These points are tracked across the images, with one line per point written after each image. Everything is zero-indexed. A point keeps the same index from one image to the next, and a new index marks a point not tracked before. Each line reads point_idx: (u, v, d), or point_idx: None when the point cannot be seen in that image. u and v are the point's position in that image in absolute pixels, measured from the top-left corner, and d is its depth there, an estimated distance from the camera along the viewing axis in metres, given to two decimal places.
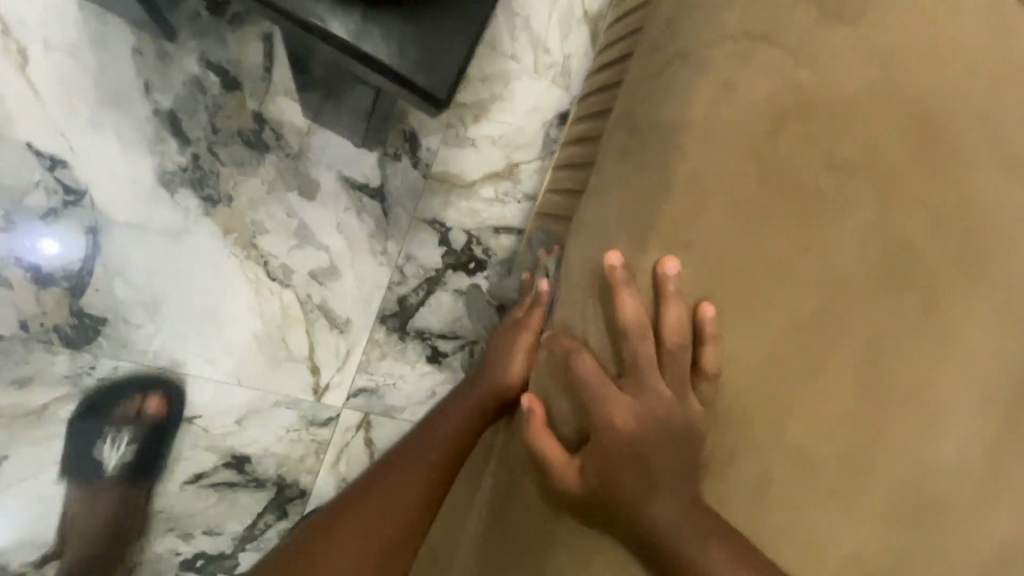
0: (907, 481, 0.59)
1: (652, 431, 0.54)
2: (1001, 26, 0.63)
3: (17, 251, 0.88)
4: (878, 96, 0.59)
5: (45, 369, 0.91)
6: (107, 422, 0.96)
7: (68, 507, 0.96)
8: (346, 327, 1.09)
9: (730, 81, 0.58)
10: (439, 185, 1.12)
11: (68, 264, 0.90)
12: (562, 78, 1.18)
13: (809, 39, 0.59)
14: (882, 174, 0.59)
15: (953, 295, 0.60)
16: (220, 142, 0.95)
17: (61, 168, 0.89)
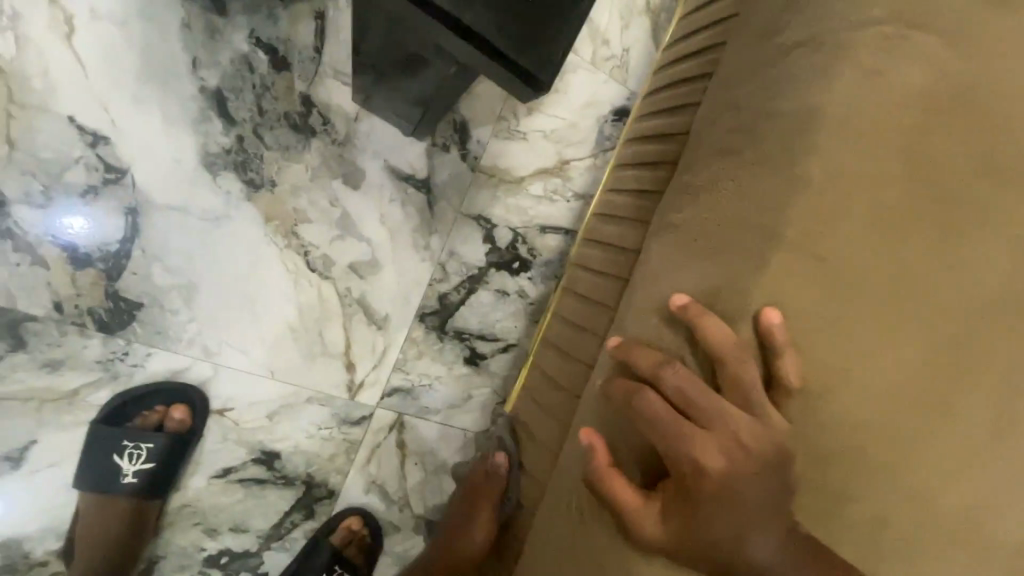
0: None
1: (743, 461, 0.46)
2: None
3: (54, 227, 0.83)
4: (1012, 100, 0.53)
5: (78, 353, 0.87)
6: (128, 432, 0.90)
7: (79, 523, 0.89)
8: (384, 324, 1.04)
9: (849, 75, 0.52)
10: (487, 179, 1.06)
11: (105, 245, 0.86)
12: (620, 72, 1.12)
13: (941, 31, 0.52)
14: (1012, 188, 0.53)
15: None
16: (265, 125, 0.91)
17: (103, 144, 0.85)
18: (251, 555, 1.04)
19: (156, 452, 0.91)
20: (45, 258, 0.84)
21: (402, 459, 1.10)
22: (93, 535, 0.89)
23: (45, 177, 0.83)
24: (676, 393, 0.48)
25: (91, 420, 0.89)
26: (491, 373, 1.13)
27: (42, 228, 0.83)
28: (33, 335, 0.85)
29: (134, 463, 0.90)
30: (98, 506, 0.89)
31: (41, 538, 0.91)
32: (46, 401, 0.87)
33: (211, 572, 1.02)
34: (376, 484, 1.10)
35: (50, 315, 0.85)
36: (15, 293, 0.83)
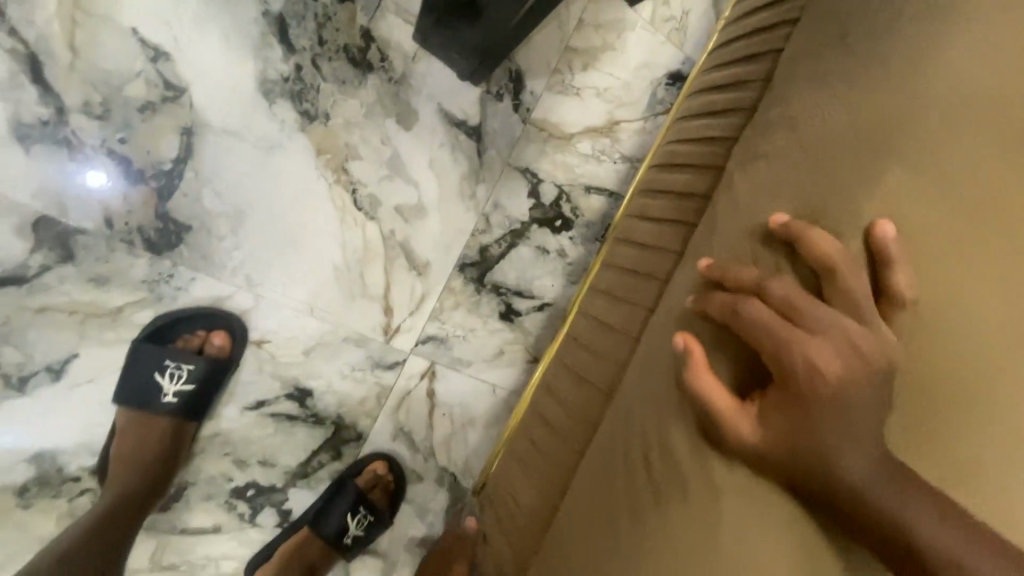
0: None
1: (856, 373, 0.45)
2: None
3: (68, 183, 0.83)
4: None
5: (125, 271, 0.87)
6: (170, 352, 0.91)
7: (115, 442, 0.90)
8: (424, 271, 1.04)
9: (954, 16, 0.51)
10: (538, 132, 1.05)
11: (120, 194, 0.85)
12: (678, 34, 1.10)
13: None
14: None
15: None
16: (324, 55, 0.90)
17: (163, 60, 0.84)
18: (277, 490, 1.05)
19: (197, 374, 0.92)
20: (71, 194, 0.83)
21: (432, 409, 1.11)
22: (127, 449, 0.89)
23: (105, 89, 0.82)
24: (782, 303, 0.47)
25: (133, 339, 0.90)
26: (525, 330, 1.13)
27: (55, 186, 0.82)
28: (82, 248, 0.85)
29: (175, 382, 0.92)
30: (136, 424, 0.90)
31: (78, 452, 0.92)
32: (90, 316, 0.87)
33: (237, 504, 1.03)
34: (403, 431, 1.10)
35: (100, 229, 0.85)
36: (68, 204, 0.83)
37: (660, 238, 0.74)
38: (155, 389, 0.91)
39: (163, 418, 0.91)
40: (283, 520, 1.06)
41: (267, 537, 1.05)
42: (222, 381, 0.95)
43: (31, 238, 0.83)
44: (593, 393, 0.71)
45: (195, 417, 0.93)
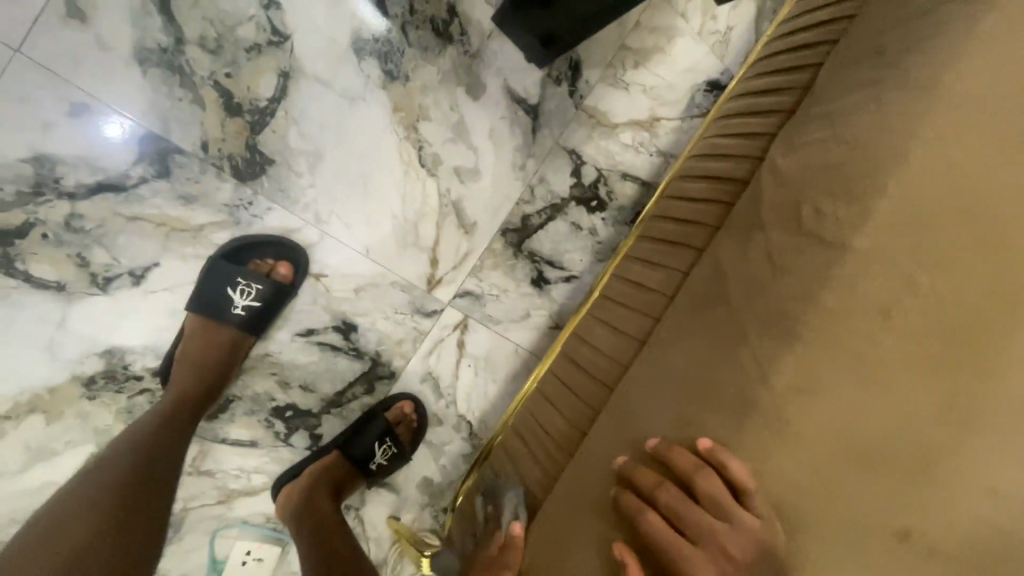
0: None
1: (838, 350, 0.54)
2: None
3: (103, 143, 0.91)
4: None
5: (211, 193, 0.97)
6: (242, 270, 0.99)
7: (182, 342, 0.98)
8: (471, 231, 1.14)
9: None
10: (587, 118, 1.16)
11: (144, 152, 0.92)
12: (721, 47, 1.22)
13: None
14: None
15: None
16: (412, 24, 1.01)
17: (274, 9, 0.94)
18: (312, 415, 1.14)
19: (263, 294, 1.01)
20: (108, 152, 0.91)
21: (460, 360, 1.19)
22: (194, 350, 0.98)
23: (220, 27, 0.92)
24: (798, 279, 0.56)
25: (210, 254, 0.99)
26: (552, 298, 1.21)
27: (89, 146, 0.91)
28: (178, 167, 0.94)
29: (244, 297, 1.00)
30: (204, 328, 0.98)
31: (142, 354, 1.00)
32: (175, 230, 0.97)
33: (275, 422, 1.13)
34: (431, 377, 1.19)
35: (196, 152, 0.95)
36: (171, 125, 0.93)
37: (697, 215, 0.83)
38: (225, 300, 0.99)
39: (228, 328, 1.00)
40: (313, 443, 1.15)
41: (296, 457, 1.14)
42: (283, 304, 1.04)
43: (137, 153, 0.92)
44: (626, 340, 0.81)
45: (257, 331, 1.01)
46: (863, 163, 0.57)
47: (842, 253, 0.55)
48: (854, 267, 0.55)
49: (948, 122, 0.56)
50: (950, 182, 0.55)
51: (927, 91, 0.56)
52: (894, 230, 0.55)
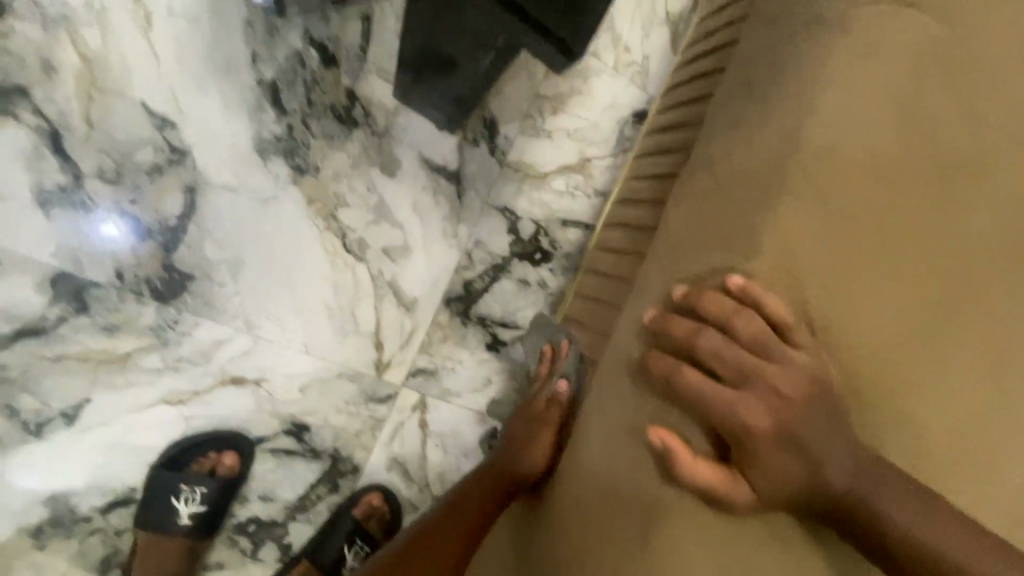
0: (965, 443, 0.60)
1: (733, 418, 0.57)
2: None
3: (14, 290, 0.90)
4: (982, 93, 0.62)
5: (133, 319, 0.95)
6: (197, 446, 1.00)
7: (143, 508, 0.98)
8: (413, 307, 1.10)
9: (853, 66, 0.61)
10: (514, 173, 1.13)
11: (58, 291, 0.91)
12: (640, 77, 1.19)
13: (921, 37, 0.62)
14: (958, 153, 0.61)
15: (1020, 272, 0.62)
16: (313, 116, 0.99)
17: (169, 129, 0.92)
18: (277, 524, 1.07)
19: (217, 484, 1.01)
20: (22, 298, 0.90)
21: (424, 441, 1.13)
22: (157, 519, 0.99)
23: (117, 156, 0.90)
24: (705, 356, 0.59)
25: (158, 456, 0.99)
26: (512, 360, 1.16)
27: (1, 297, 0.89)
28: (96, 299, 0.93)
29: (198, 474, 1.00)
30: (165, 498, 0.99)
31: (87, 494, 0.97)
32: (102, 362, 0.94)
33: (239, 539, 1.06)
34: (398, 463, 1.12)
35: (112, 282, 0.93)
36: (84, 261, 0.91)
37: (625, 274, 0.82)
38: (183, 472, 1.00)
39: (183, 498, 0.99)
40: (283, 554, 1.07)
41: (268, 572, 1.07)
42: (239, 477, 1.03)
43: (105, 241, 0.92)
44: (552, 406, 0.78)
45: (213, 501, 1.01)
46: (715, 221, 0.63)
47: (726, 324, 0.58)
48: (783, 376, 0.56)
49: (820, 193, 0.59)
50: (834, 256, 0.59)
51: (801, 163, 0.59)
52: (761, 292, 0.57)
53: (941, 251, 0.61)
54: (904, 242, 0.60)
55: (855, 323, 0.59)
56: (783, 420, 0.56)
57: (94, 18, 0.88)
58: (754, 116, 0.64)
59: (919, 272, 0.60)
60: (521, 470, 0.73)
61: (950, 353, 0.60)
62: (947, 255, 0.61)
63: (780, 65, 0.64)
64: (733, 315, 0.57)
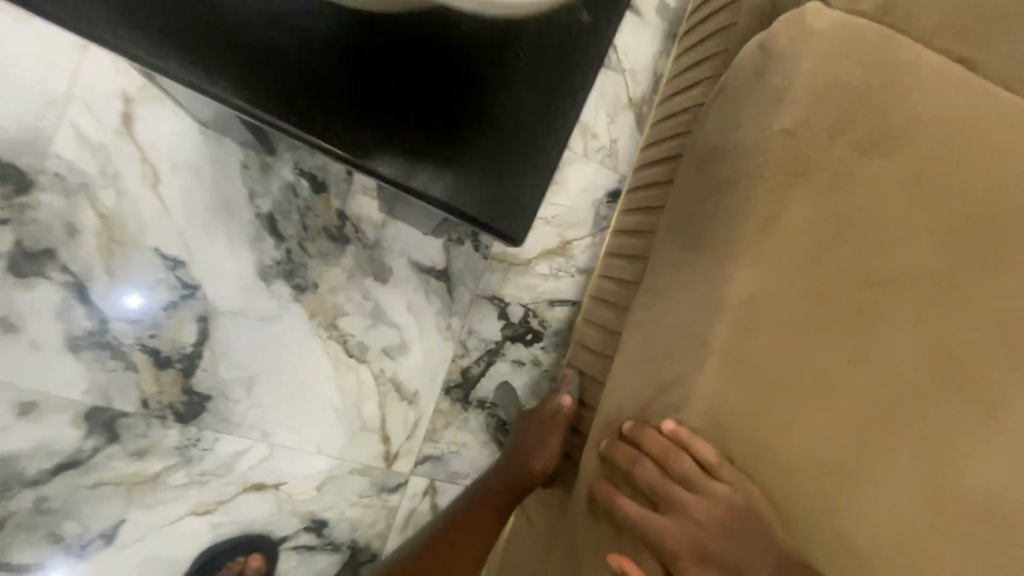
0: (875, 511, 0.71)
1: (667, 541, 0.72)
2: (964, 152, 0.74)
3: (50, 429, 0.98)
4: (876, 210, 0.73)
5: (160, 441, 1.03)
6: (224, 554, 1.07)
7: None
8: (414, 399, 1.17)
9: (772, 199, 0.72)
10: (499, 264, 1.21)
11: (92, 424, 1.00)
12: (610, 160, 1.27)
13: (824, 167, 0.73)
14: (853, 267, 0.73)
15: (911, 363, 0.73)
16: (309, 239, 1.08)
17: (181, 267, 1.02)
18: None
19: None
20: (59, 435, 0.99)
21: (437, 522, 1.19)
22: None
23: (137, 298, 1.00)
24: (645, 484, 0.74)
25: (190, 564, 1.07)
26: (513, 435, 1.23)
27: (39, 436, 0.98)
28: (125, 428, 1.02)
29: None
30: None
31: None
32: (135, 484, 1.03)
33: None
34: None
35: (139, 410, 1.02)
36: (112, 395, 1.00)
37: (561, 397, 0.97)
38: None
39: None
40: None
41: None
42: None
43: (128, 370, 1.01)
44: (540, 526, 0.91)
45: None
46: (658, 347, 0.77)
47: (663, 461, 0.71)
48: (700, 502, 0.71)
49: (755, 339, 0.71)
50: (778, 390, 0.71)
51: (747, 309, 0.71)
52: (690, 438, 0.70)
53: (883, 386, 0.72)
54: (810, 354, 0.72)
55: (806, 448, 0.70)
56: (709, 539, 0.71)
57: (108, 181, 0.98)
58: (692, 248, 0.78)
59: (820, 374, 0.72)
60: (530, 479, 0.93)
61: (890, 468, 0.72)
62: (888, 391, 0.72)
63: (720, 199, 0.76)
64: (668, 454, 0.71)
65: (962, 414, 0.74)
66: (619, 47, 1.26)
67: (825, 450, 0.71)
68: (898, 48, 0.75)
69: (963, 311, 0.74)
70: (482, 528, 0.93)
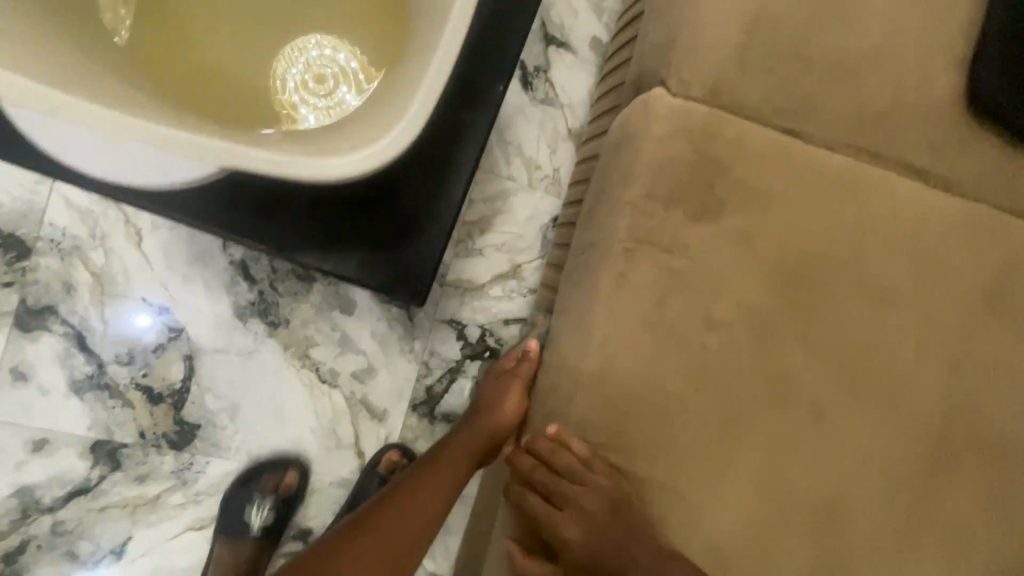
0: (765, 509, 0.79)
1: (557, 524, 0.80)
2: (853, 179, 0.78)
3: (60, 461, 1.12)
4: (766, 239, 0.77)
5: (158, 466, 1.17)
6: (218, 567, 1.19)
7: None
8: (384, 416, 1.30)
9: (665, 234, 0.77)
10: (454, 290, 1.33)
11: (97, 455, 1.14)
12: (554, 187, 1.37)
13: (714, 202, 0.77)
14: (746, 293, 0.78)
15: (802, 379, 0.79)
16: (279, 280, 1.21)
17: (166, 313, 1.15)
18: None
19: None
20: (69, 466, 1.13)
21: None
22: None
23: (129, 343, 1.14)
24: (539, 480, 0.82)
25: (190, 574, 1.20)
26: None
27: (53, 468, 1.12)
28: (127, 457, 1.15)
29: None
30: None
31: None
32: (137, 505, 1.17)
33: None
34: None
35: (137, 441, 1.16)
36: (113, 429, 1.14)
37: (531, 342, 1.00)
38: None
39: None
40: None
41: None
42: None
43: (126, 405, 1.15)
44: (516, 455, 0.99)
45: None
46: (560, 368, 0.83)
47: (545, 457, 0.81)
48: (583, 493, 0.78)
49: (620, 374, 0.78)
50: (635, 403, 0.78)
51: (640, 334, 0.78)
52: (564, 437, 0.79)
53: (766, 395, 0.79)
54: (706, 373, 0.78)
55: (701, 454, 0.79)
56: (598, 526, 0.78)
57: (97, 242, 1.12)
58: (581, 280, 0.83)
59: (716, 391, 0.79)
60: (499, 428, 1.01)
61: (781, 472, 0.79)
62: (772, 400, 0.79)
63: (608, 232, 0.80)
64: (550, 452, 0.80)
65: (854, 421, 0.80)
66: (556, 84, 1.37)
67: (674, 455, 0.79)
68: (796, 81, 0.77)
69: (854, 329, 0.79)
70: (444, 479, 0.98)
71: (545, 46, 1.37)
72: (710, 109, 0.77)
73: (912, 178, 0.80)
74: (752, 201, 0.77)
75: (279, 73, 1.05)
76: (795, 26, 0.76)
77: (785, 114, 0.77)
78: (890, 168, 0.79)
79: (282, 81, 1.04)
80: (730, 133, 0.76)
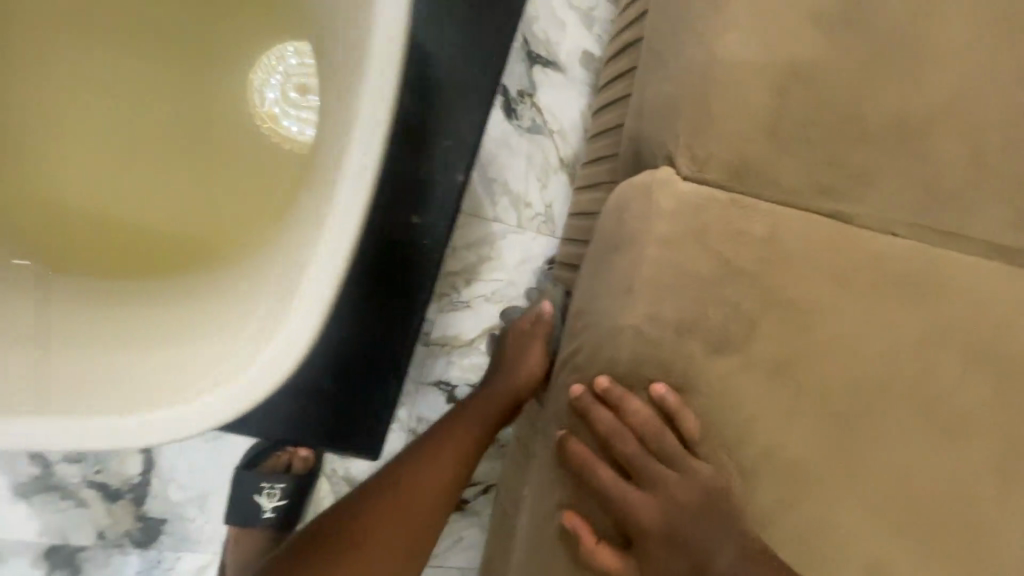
0: None
1: None
2: (921, 247, 0.62)
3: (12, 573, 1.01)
4: (825, 330, 0.59)
5: (121, 569, 1.05)
6: None
7: None
8: None
9: (696, 327, 0.58)
10: (440, 348, 1.18)
11: (51, 563, 1.03)
12: (547, 226, 1.22)
13: (757, 285, 0.59)
14: (808, 402, 0.59)
15: (895, 505, 0.59)
16: None
17: None
18: None
19: None
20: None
21: None
22: None
23: None
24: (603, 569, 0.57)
25: None
26: (478, 516, 1.12)
27: None
28: (86, 561, 1.04)
29: None
30: None
31: None
32: None
33: None
34: None
35: (96, 543, 1.04)
36: (67, 533, 1.03)
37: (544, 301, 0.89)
38: None
39: None
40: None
41: None
42: None
43: (79, 506, 1.03)
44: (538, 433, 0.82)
45: None
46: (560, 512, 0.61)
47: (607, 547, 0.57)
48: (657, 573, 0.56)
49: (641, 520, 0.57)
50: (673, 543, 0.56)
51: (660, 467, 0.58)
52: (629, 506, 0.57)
53: (852, 530, 0.58)
54: (769, 506, 0.57)
55: None
56: None
57: None
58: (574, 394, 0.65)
59: (780, 528, 0.57)
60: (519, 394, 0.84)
61: None
62: (862, 535, 0.58)
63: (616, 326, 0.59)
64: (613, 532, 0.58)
65: (972, 553, 0.59)
66: (543, 109, 1.21)
67: None
68: (843, 130, 0.60)
69: (949, 435, 0.60)
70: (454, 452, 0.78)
71: (529, 67, 1.20)
72: (732, 190, 0.60)
73: (992, 259, 0.63)
74: (796, 317, 0.59)
75: (255, 84, 0.88)
76: (832, 80, 0.60)
77: (830, 193, 0.61)
78: (964, 249, 0.63)
79: (259, 93, 0.88)
80: (760, 226, 0.59)
